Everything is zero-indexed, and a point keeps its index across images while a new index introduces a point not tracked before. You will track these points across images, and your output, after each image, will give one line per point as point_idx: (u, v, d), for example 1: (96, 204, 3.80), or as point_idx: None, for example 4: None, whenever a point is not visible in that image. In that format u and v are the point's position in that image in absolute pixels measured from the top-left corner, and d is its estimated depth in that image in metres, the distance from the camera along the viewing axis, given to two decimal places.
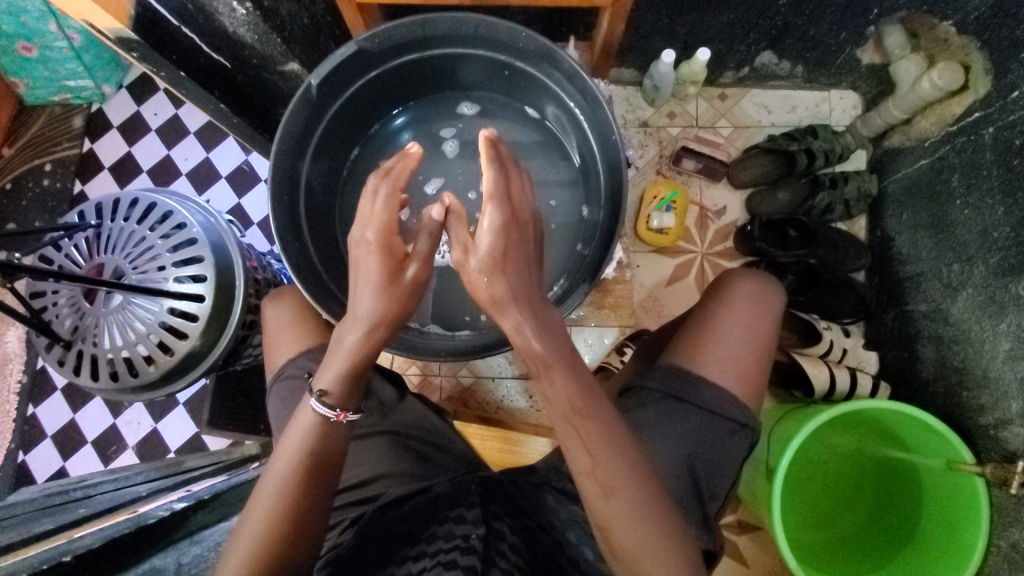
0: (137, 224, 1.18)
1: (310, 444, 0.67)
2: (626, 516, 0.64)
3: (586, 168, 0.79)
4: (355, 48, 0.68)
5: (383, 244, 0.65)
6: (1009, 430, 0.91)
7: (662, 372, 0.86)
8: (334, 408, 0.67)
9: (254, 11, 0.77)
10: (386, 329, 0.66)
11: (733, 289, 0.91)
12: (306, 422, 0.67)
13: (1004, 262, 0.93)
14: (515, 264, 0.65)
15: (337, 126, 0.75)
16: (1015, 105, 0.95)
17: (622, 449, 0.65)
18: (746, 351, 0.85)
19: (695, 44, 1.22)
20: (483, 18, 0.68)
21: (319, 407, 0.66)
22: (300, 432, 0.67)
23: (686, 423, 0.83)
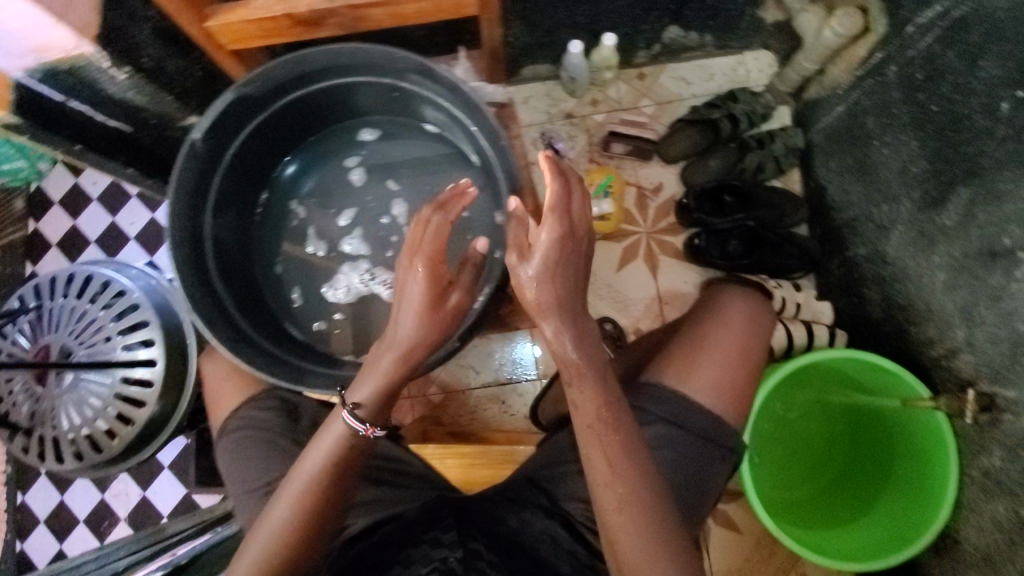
0: (77, 298, 1.17)
1: (334, 456, 0.65)
2: (636, 525, 0.66)
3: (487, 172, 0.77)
4: (234, 95, 0.67)
5: (431, 270, 0.64)
6: (960, 359, 0.91)
7: (648, 391, 0.84)
8: (364, 423, 0.65)
9: (136, 73, 0.77)
10: (423, 353, 0.66)
11: (725, 310, 0.92)
12: (335, 431, 0.66)
13: (926, 195, 0.94)
14: (566, 278, 0.66)
15: (236, 174, 0.75)
16: (912, 40, 0.94)
17: (630, 462, 0.67)
18: (744, 381, 0.86)
19: (601, 29, 1.23)
20: (354, 44, 0.68)
21: (350, 421, 0.64)
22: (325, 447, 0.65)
23: (671, 440, 0.82)
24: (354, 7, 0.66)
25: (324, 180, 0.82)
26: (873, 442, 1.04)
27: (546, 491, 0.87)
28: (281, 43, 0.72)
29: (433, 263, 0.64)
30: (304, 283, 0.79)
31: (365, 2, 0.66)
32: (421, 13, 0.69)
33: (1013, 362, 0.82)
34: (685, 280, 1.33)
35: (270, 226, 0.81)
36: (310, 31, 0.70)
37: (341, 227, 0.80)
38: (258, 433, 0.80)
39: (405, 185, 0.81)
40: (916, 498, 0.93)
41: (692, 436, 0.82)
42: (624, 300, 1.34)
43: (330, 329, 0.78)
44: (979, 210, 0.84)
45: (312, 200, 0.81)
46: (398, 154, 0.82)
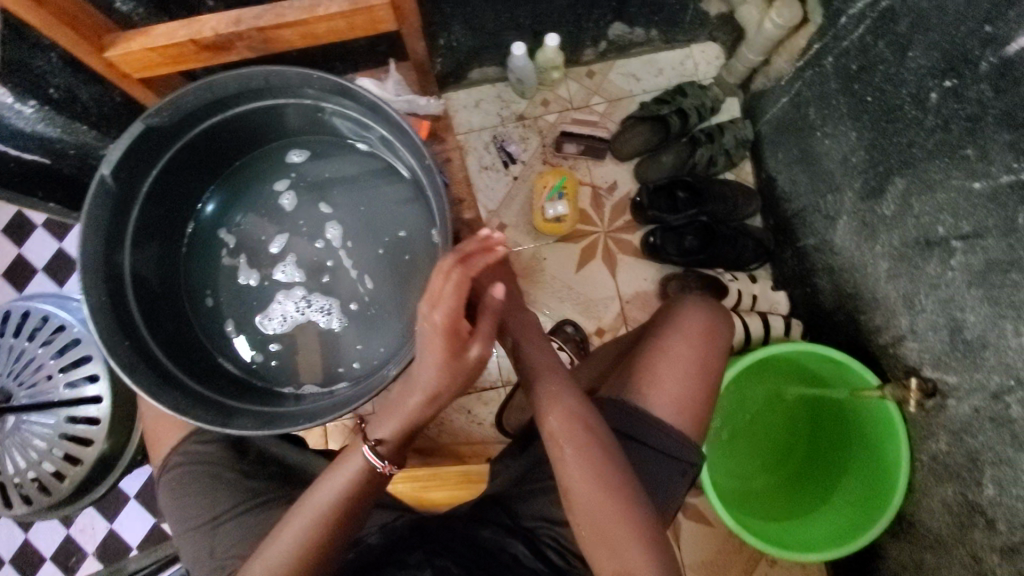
0: (15, 336, 1.12)
1: (351, 486, 0.67)
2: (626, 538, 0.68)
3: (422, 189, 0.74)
4: (144, 126, 0.65)
5: (450, 323, 0.60)
6: (905, 346, 0.92)
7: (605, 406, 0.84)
8: (383, 458, 0.67)
9: (42, 106, 0.74)
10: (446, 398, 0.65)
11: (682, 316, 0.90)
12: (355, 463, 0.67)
13: (866, 185, 0.95)
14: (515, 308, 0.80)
15: (157, 206, 0.72)
16: (844, 31, 0.94)
17: (609, 479, 0.70)
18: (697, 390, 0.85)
19: (544, 30, 1.21)
20: (268, 66, 0.65)
21: (371, 456, 0.66)
22: (349, 474, 0.67)
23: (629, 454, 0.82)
24: (262, 29, 0.64)
25: (253, 204, 0.78)
26: (831, 432, 1.05)
27: (507, 509, 0.86)
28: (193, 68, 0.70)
29: (455, 317, 0.60)
30: (238, 315, 0.76)
31: (272, 24, 0.64)
32: (333, 33, 0.67)
33: (952, 348, 0.83)
34: (644, 277, 1.33)
35: (197, 257, 0.77)
36: (220, 55, 0.68)
37: (272, 254, 0.77)
38: (200, 467, 0.78)
39: (338, 206, 0.78)
40: (874, 487, 0.94)
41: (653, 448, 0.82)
42: (584, 301, 1.33)
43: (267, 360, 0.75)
44: (915, 199, 0.85)
45: (242, 226, 0.77)
46: (330, 174, 0.79)
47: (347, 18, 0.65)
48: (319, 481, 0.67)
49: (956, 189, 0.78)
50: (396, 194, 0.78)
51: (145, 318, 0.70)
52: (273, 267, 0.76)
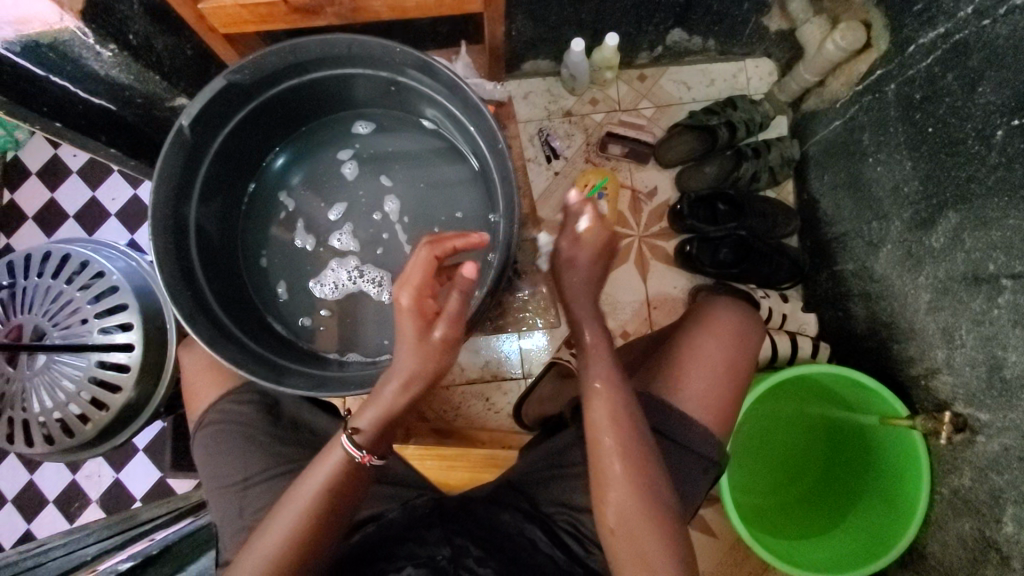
0: (52, 278, 1.13)
1: (330, 479, 0.63)
2: (645, 531, 0.68)
3: (484, 171, 0.75)
4: (225, 82, 0.65)
5: (414, 301, 0.61)
6: (938, 379, 0.93)
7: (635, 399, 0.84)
8: (362, 449, 0.63)
9: (121, 52, 0.72)
10: (423, 383, 0.63)
11: (715, 320, 0.90)
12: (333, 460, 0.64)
13: (917, 216, 0.95)
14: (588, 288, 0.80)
15: (225, 162, 0.73)
16: (912, 60, 0.94)
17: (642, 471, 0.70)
18: (727, 396, 0.85)
19: (604, 28, 1.21)
20: (353, 35, 0.66)
21: (347, 446, 0.63)
22: (325, 474, 0.63)
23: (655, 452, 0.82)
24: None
25: (316, 171, 0.79)
26: (851, 454, 1.05)
27: (528, 495, 0.85)
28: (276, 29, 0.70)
29: (420, 297, 0.61)
30: (292, 276, 0.78)
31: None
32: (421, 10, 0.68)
33: (989, 386, 0.83)
34: (674, 285, 1.33)
35: (256, 216, 0.78)
36: (308, 20, 0.68)
37: (331, 220, 0.78)
38: (238, 426, 0.78)
39: (398, 181, 0.79)
40: (891, 513, 0.94)
41: (683, 449, 0.82)
42: (612, 302, 1.33)
43: (316, 325, 0.76)
44: (967, 234, 0.85)
45: (303, 191, 0.79)
46: (393, 149, 0.80)
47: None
48: (302, 474, 0.64)
49: (1012, 228, 0.78)
50: (458, 173, 0.78)
51: (205, 273, 0.71)
52: (330, 235, 0.78)
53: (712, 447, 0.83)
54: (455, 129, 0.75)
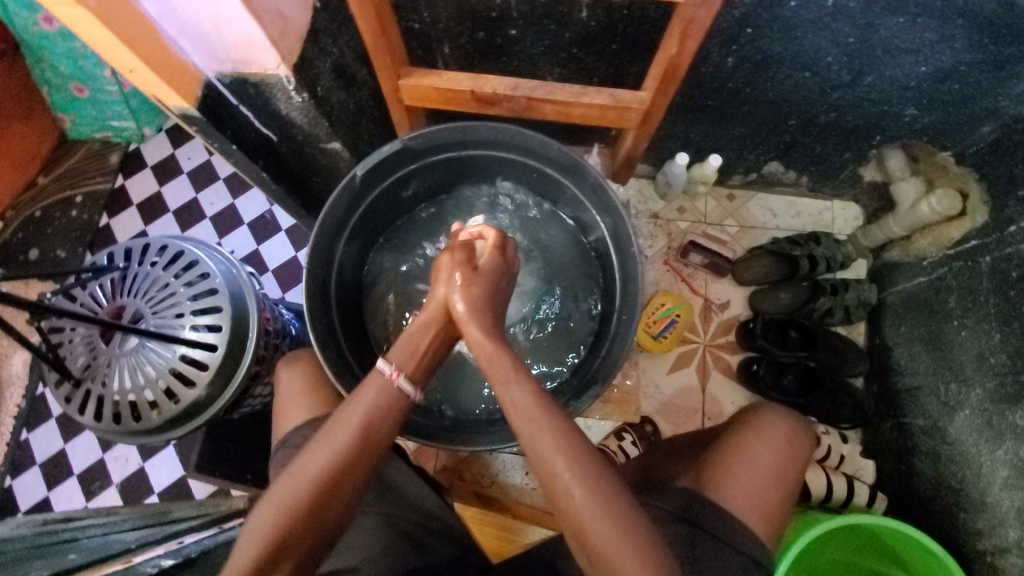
0: (162, 270, 1.21)
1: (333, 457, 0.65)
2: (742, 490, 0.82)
3: (626, 278, 0.77)
4: (401, 145, 0.74)
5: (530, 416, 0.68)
6: (1007, 559, 0.91)
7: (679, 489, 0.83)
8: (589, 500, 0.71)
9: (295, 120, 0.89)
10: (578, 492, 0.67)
11: (762, 420, 0.90)
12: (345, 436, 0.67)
13: (1001, 388, 0.95)
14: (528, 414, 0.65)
15: (374, 208, 0.81)
16: (1011, 238, 0.98)
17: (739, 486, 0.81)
18: (773, 495, 0.83)
19: (707, 148, 1.30)
20: (516, 129, 0.74)
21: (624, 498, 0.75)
22: (336, 443, 0.66)
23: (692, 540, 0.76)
24: (534, 97, 0.78)
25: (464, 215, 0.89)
26: None
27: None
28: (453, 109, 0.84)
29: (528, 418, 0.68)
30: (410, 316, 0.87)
31: (541, 96, 0.78)
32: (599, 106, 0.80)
33: None
34: (732, 400, 1.34)
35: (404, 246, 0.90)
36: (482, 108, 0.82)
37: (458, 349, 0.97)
38: None
39: (559, 247, 0.90)
40: None
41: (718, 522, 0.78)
42: (667, 402, 1.34)
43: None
44: None
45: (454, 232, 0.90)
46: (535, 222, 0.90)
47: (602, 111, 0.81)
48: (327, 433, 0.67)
49: None
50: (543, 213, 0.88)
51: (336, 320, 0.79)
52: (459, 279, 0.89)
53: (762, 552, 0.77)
54: (559, 190, 0.84)
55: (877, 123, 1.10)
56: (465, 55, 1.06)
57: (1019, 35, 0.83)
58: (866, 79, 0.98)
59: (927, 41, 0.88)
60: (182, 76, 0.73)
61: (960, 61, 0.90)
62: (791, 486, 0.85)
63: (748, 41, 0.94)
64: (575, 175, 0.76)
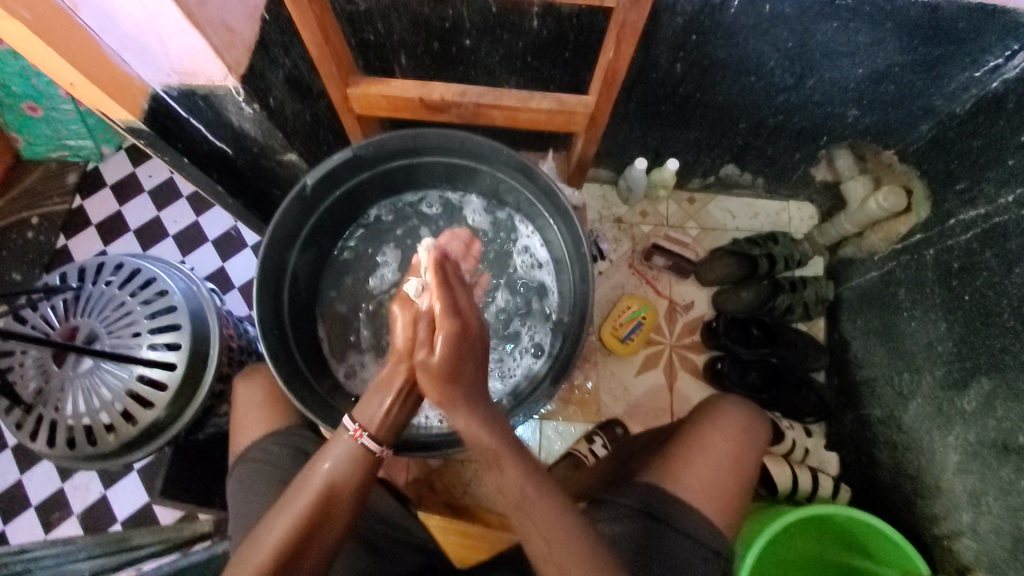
0: (117, 288, 1.18)
1: (314, 497, 0.65)
2: (706, 485, 0.83)
3: (579, 278, 0.78)
4: (352, 153, 0.74)
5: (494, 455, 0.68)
6: (962, 542, 0.93)
7: (637, 486, 0.84)
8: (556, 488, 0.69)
9: (248, 132, 0.89)
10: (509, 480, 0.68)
11: (724, 413, 0.91)
12: (314, 478, 0.66)
13: (949, 375, 0.98)
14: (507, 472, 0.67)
15: (326, 220, 0.81)
16: (951, 231, 1.02)
17: (704, 485, 0.83)
18: (732, 488, 0.84)
19: (665, 153, 1.33)
20: (469, 135, 0.75)
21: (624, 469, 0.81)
22: (296, 505, 0.64)
23: (649, 535, 0.78)
24: (480, 103, 0.79)
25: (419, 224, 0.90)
26: None
27: None
28: (400, 117, 0.84)
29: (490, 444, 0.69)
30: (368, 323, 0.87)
31: (488, 102, 0.79)
32: (544, 109, 0.81)
33: (1014, 557, 0.83)
34: (701, 399, 1.35)
35: (359, 258, 0.89)
36: (431, 115, 0.83)
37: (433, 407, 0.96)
38: (267, 467, 0.78)
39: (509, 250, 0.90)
40: None
41: (676, 518, 0.80)
42: (635, 405, 1.35)
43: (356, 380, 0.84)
44: (999, 403, 0.88)
45: (417, 232, 0.90)
46: (490, 226, 0.90)
47: (551, 113, 0.82)
48: (296, 480, 0.66)
49: None
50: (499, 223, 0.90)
51: (288, 330, 0.78)
52: (413, 277, 0.89)
53: (719, 539, 0.80)
54: (514, 198, 0.84)
55: (823, 125, 1.14)
56: (422, 65, 1.07)
57: (945, 37, 0.88)
58: (808, 83, 1.02)
59: (861, 45, 0.92)
60: (128, 91, 0.73)
61: (894, 63, 0.95)
62: (752, 481, 0.87)
63: (694, 48, 0.97)
64: (526, 176, 0.77)
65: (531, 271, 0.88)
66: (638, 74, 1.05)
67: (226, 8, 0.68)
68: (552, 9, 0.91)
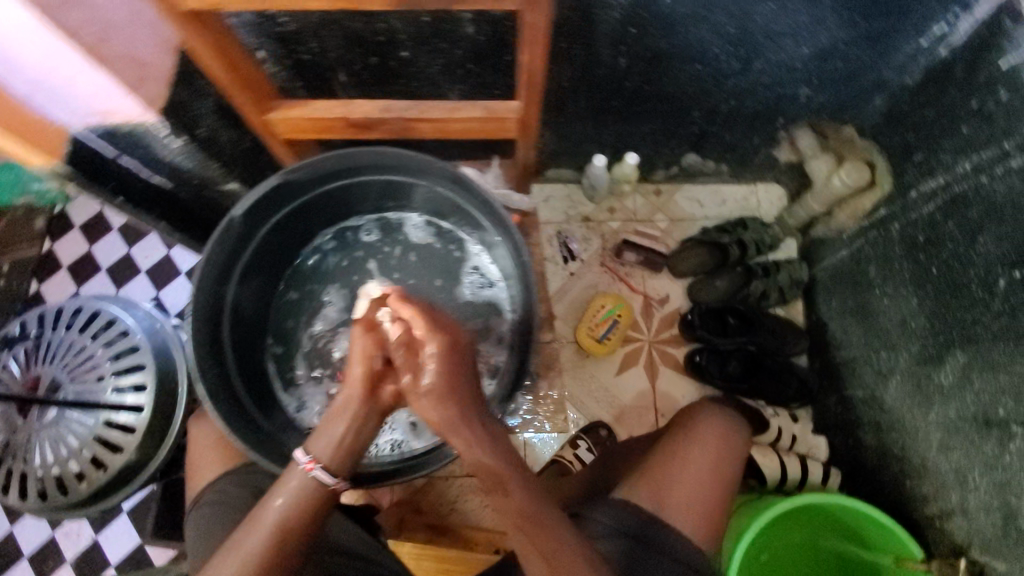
0: (78, 333, 1.16)
1: (267, 540, 0.64)
2: (687, 502, 0.81)
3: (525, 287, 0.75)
4: (280, 181, 0.72)
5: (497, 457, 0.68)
6: (953, 522, 0.91)
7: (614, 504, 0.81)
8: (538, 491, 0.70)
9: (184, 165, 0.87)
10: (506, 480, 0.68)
11: (704, 421, 0.88)
12: (265, 522, 0.64)
13: (925, 350, 0.96)
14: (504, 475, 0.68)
15: (264, 252, 0.79)
16: (913, 203, 1.00)
17: (686, 502, 0.80)
18: (714, 499, 0.82)
19: (625, 147, 1.31)
20: (399, 150, 0.72)
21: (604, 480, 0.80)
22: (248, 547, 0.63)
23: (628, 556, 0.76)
24: (408, 119, 0.78)
25: (361, 249, 0.88)
26: None
27: None
28: (328, 138, 0.82)
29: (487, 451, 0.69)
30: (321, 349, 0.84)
31: (414, 116, 0.78)
32: (474, 117, 0.79)
33: (1005, 535, 0.81)
34: (684, 393, 1.33)
35: (307, 285, 0.87)
36: (359, 134, 0.81)
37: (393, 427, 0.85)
38: (224, 507, 0.76)
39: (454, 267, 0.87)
40: None
41: (655, 538, 0.77)
42: (618, 405, 1.33)
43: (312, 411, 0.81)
44: (976, 375, 0.85)
45: (365, 262, 0.87)
46: (435, 243, 0.87)
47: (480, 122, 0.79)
48: (249, 522, 0.65)
49: (1020, 374, 0.78)
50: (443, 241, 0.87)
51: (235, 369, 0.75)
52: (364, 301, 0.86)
53: (700, 556, 0.78)
54: (455, 211, 0.82)
55: (777, 106, 1.12)
56: (364, 81, 1.05)
57: (884, 8, 0.86)
58: (755, 65, 1.01)
59: (802, 23, 0.90)
60: (45, 134, 0.70)
61: (838, 39, 0.93)
62: (732, 487, 0.85)
63: (634, 40, 0.95)
64: (460, 185, 0.75)
65: (482, 284, 0.85)
66: (582, 72, 1.04)
67: (135, 41, 0.67)
68: (483, 14, 0.89)
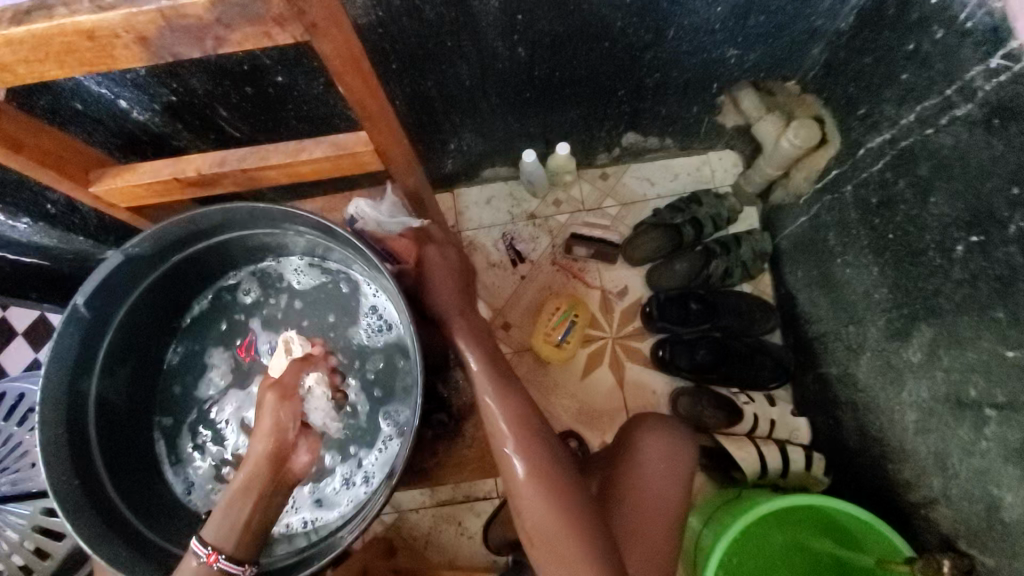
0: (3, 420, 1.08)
1: None
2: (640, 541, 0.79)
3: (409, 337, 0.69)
4: (123, 257, 0.65)
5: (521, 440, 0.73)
6: (937, 510, 0.83)
7: None
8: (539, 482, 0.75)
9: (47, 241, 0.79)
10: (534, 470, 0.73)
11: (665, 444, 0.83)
12: None
13: (891, 325, 0.87)
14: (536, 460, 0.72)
15: (130, 332, 0.73)
16: (863, 162, 0.90)
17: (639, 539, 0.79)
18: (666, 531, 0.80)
19: (556, 137, 1.21)
20: (248, 205, 0.65)
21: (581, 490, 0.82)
22: None
23: None
24: (246, 170, 0.71)
25: (240, 304, 0.81)
26: None
27: None
28: (177, 198, 0.77)
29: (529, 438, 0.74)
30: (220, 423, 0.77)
31: (255, 166, 0.71)
32: (330, 155, 0.70)
33: (989, 526, 0.73)
34: (655, 388, 1.25)
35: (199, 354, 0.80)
36: (206, 190, 0.75)
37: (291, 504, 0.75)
38: None
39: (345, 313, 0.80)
40: None
41: None
42: (586, 411, 1.25)
43: (214, 494, 0.75)
44: (944, 352, 0.77)
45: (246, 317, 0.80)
46: (321, 288, 0.81)
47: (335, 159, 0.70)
48: None
49: (987, 351, 0.70)
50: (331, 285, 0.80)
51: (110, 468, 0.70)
52: (253, 364, 0.79)
53: None
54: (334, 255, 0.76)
55: (707, 72, 1.01)
56: (247, 113, 0.95)
57: None
58: (668, 34, 0.90)
59: None
60: None
61: None
62: (675, 513, 0.81)
63: (526, 27, 0.85)
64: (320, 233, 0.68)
65: (379, 327, 0.79)
66: (482, 68, 0.93)
67: None
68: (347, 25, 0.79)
